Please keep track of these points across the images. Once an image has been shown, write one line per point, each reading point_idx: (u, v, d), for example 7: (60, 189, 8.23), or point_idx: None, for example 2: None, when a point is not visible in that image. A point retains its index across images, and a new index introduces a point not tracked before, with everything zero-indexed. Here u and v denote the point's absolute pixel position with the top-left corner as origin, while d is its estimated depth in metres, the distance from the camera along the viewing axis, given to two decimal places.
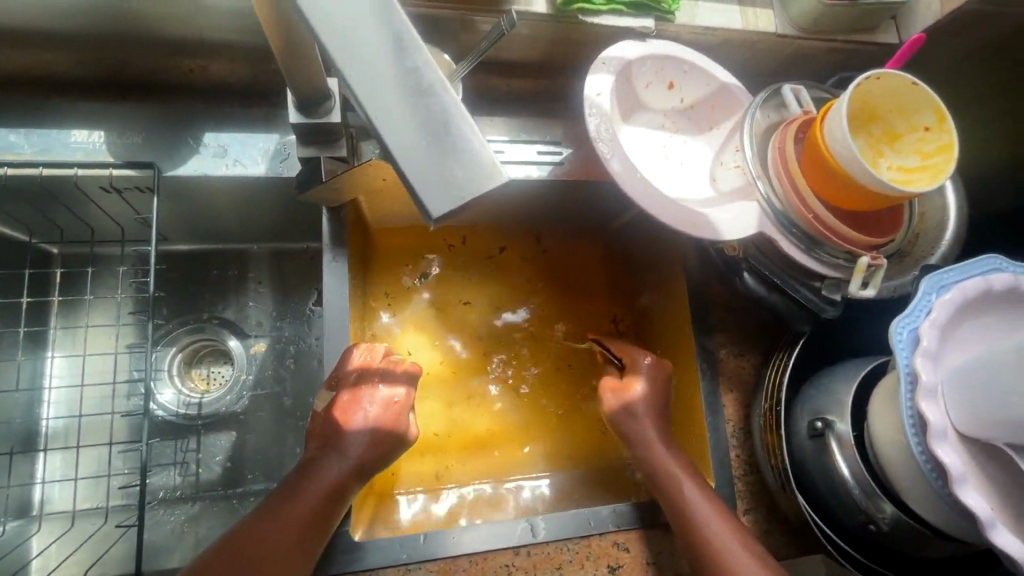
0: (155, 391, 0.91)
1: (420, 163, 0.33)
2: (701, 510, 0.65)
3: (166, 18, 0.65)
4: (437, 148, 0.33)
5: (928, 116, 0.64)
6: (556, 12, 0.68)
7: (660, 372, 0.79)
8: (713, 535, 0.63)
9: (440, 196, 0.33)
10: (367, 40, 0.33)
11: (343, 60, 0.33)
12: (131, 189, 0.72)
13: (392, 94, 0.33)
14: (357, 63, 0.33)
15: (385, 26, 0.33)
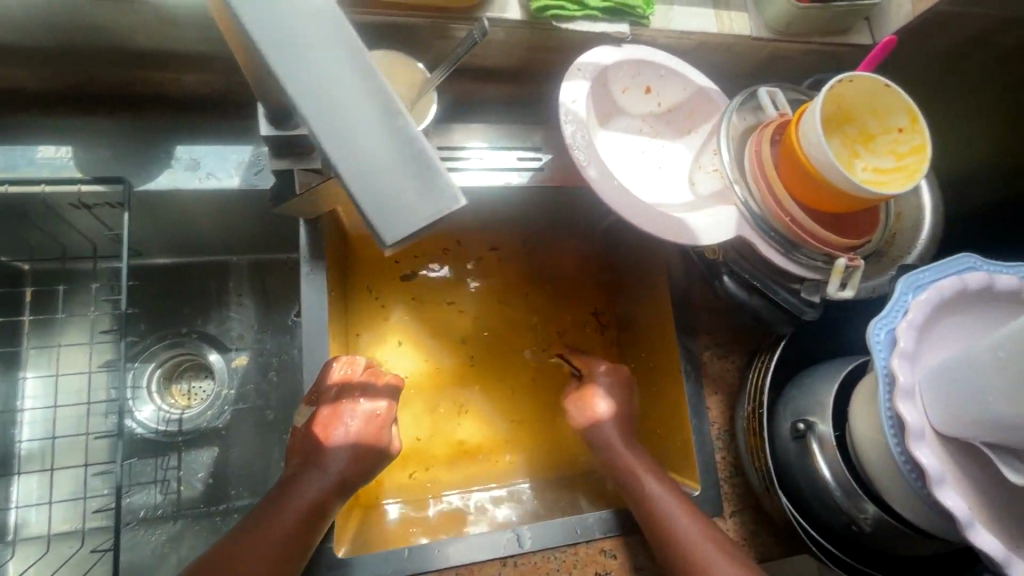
0: (134, 408, 0.89)
1: (379, 189, 0.34)
2: (670, 510, 0.65)
3: (132, 29, 0.64)
4: (395, 174, 0.34)
5: (901, 117, 0.64)
6: (532, 18, 0.67)
7: (623, 383, 0.81)
8: (684, 533, 0.63)
9: (399, 221, 0.33)
10: (326, 66, 0.34)
11: (300, 85, 0.33)
12: (102, 205, 0.70)
13: (352, 120, 0.34)
14: (315, 88, 0.33)
15: (344, 54, 0.34)
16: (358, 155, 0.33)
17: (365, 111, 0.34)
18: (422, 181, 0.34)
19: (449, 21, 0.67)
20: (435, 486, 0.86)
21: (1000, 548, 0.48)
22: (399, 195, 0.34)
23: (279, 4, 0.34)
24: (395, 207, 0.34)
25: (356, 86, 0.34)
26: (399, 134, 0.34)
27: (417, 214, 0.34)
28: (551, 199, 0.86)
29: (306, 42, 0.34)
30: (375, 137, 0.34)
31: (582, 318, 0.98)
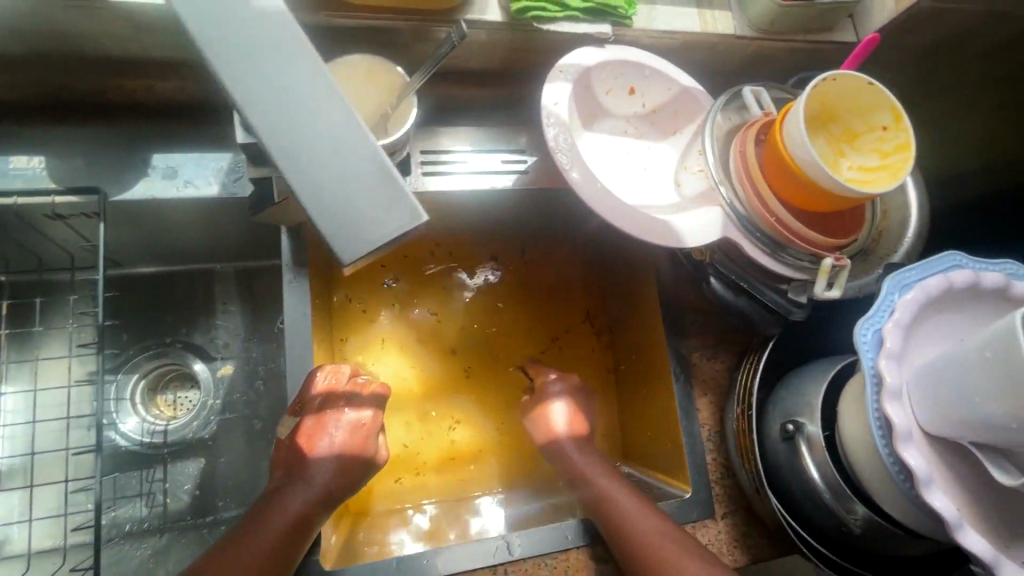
0: (117, 420, 0.88)
1: (343, 212, 0.39)
2: (629, 512, 0.66)
3: (104, 34, 0.62)
4: (362, 198, 0.39)
5: (885, 115, 0.64)
6: (512, 20, 0.67)
7: (574, 393, 0.84)
8: (647, 537, 0.63)
9: (360, 241, 0.39)
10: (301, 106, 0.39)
11: (277, 125, 0.39)
12: (77, 216, 0.69)
13: (320, 153, 0.39)
14: (291, 129, 0.39)
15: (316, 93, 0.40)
16: (327, 184, 0.39)
17: (334, 143, 0.40)
18: (384, 202, 0.40)
19: (429, 24, 0.66)
20: (426, 495, 0.85)
21: (989, 549, 0.48)
22: (363, 215, 0.39)
23: (254, 54, 0.39)
24: (358, 227, 0.39)
25: (328, 121, 0.40)
26: (363, 162, 0.40)
27: (378, 232, 0.39)
28: (537, 202, 0.85)
29: (281, 85, 0.39)
30: (342, 166, 0.39)
31: (572, 323, 0.97)
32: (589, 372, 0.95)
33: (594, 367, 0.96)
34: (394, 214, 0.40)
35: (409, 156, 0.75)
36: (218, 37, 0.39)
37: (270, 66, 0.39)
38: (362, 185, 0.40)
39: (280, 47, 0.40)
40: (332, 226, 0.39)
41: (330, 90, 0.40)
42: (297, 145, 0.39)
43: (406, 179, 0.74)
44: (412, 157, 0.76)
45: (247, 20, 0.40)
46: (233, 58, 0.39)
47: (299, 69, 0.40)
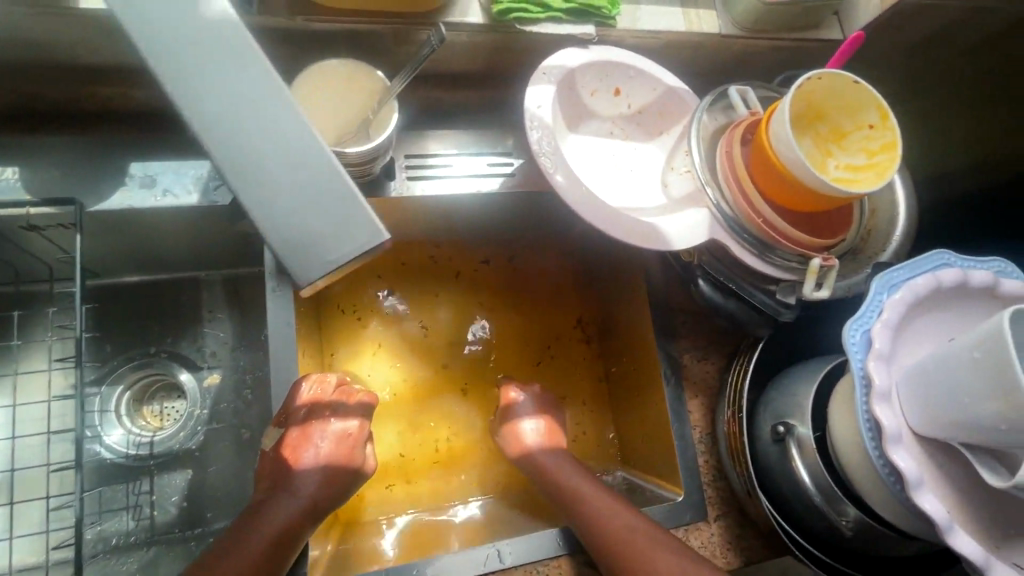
0: (102, 433, 0.86)
1: (302, 232, 0.42)
2: (600, 511, 0.67)
3: (76, 42, 0.61)
4: (321, 217, 0.43)
5: (872, 114, 0.63)
6: (493, 22, 0.66)
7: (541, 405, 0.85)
8: (630, 546, 0.62)
9: (315, 261, 0.43)
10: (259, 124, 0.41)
11: (235, 139, 0.41)
12: (54, 227, 0.68)
13: (275, 172, 0.42)
14: (249, 143, 0.41)
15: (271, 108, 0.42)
16: (286, 203, 0.42)
17: (293, 163, 0.42)
18: (344, 220, 0.43)
19: (409, 27, 0.65)
20: (419, 503, 0.84)
21: (980, 551, 0.48)
22: (323, 235, 0.42)
23: (210, 70, 0.41)
24: (317, 246, 0.43)
25: (286, 140, 0.42)
26: (320, 182, 0.42)
27: (338, 251, 0.43)
28: (524, 206, 0.85)
29: (239, 101, 0.41)
30: (301, 186, 0.42)
31: (562, 327, 0.97)
32: (580, 377, 0.95)
33: (586, 372, 0.95)
34: (354, 233, 0.43)
35: (394, 160, 0.75)
36: (173, 54, 0.40)
37: (227, 85, 0.41)
38: (322, 204, 0.42)
39: (237, 65, 0.41)
40: (294, 245, 0.42)
41: (288, 108, 0.42)
42: (255, 166, 0.41)
43: (391, 184, 0.74)
44: (396, 162, 0.75)
45: (202, 38, 0.41)
46: (187, 75, 0.40)
47: (257, 88, 0.41)
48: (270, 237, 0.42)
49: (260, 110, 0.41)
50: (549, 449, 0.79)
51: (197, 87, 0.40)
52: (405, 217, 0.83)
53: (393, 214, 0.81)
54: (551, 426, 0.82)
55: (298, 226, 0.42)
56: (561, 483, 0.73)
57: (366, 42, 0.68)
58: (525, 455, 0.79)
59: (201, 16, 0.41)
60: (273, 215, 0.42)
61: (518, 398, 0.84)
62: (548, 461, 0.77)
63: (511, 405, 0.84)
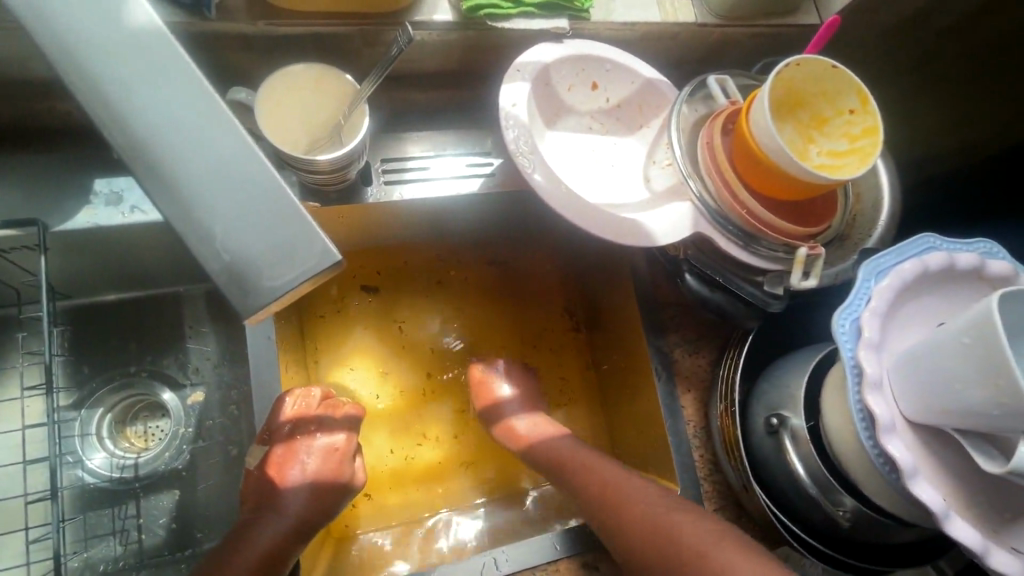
0: (84, 457, 0.84)
1: (248, 254, 0.35)
2: (603, 512, 0.65)
3: (28, 55, 0.59)
4: (267, 239, 0.36)
5: (852, 99, 0.62)
6: (464, 19, 0.64)
7: (531, 398, 0.85)
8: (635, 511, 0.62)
9: (262, 289, 0.36)
10: (193, 139, 0.35)
11: (170, 159, 0.35)
12: (18, 249, 0.66)
13: (212, 192, 0.35)
14: (183, 157, 0.35)
15: (208, 122, 0.36)
16: (223, 221, 0.35)
17: (231, 176, 0.36)
18: (292, 238, 0.36)
19: (377, 28, 0.63)
20: (413, 509, 0.83)
21: (977, 538, 0.47)
22: (266, 257, 0.35)
23: (133, 85, 0.35)
24: (260, 269, 0.35)
25: (223, 150, 0.36)
26: (263, 199, 0.36)
27: (284, 275, 0.36)
28: (506, 206, 0.83)
29: (169, 117, 0.35)
30: (241, 203, 0.36)
31: (551, 327, 0.96)
32: (571, 377, 0.94)
33: (575, 372, 0.94)
34: (304, 253, 0.36)
35: (371, 166, 0.73)
36: (88, 59, 0.35)
37: (153, 91, 0.35)
38: (265, 222, 0.36)
39: (163, 67, 0.36)
40: (235, 271, 0.35)
41: (224, 120, 0.36)
42: (186, 180, 0.35)
43: (368, 189, 0.72)
44: (373, 167, 0.73)
45: (123, 41, 0.35)
46: (109, 84, 0.35)
47: (187, 91, 0.36)
48: (204, 261, 0.35)
49: (191, 119, 0.36)
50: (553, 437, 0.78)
51: (118, 95, 0.35)
52: (384, 222, 0.81)
53: (373, 219, 0.79)
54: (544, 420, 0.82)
55: (238, 246, 0.35)
56: (574, 467, 0.72)
57: (334, 45, 0.66)
58: (529, 448, 0.78)
59: (123, 16, 0.35)
60: (211, 237, 0.35)
61: (506, 395, 0.84)
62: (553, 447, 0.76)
63: (500, 400, 0.83)
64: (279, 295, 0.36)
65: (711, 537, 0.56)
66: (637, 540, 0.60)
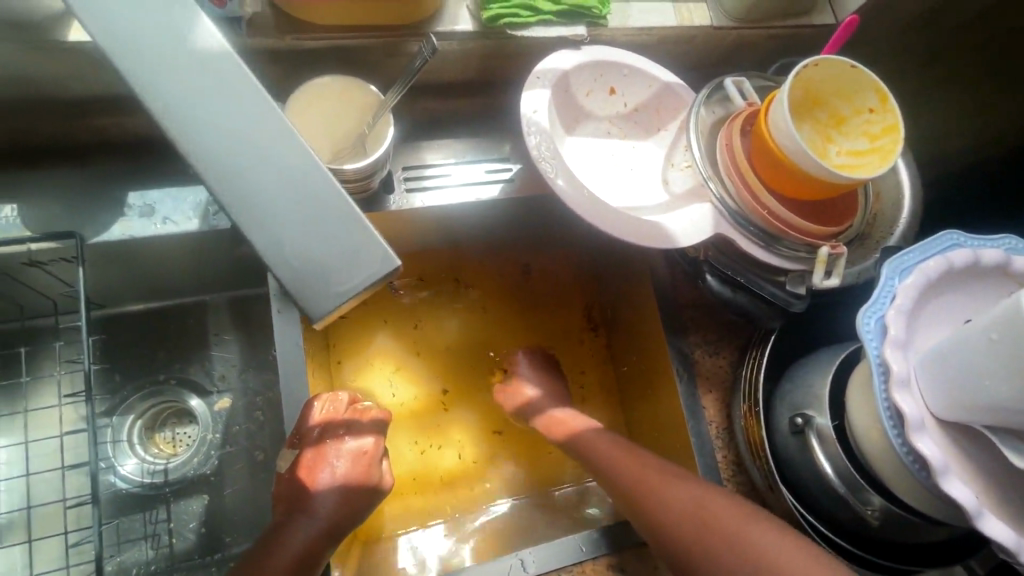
0: (116, 463, 0.85)
1: (308, 259, 0.34)
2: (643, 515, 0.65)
3: (68, 74, 0.62)
4: (324, 245, 0.34)
5: (871, 97, 0.62)
6: (484, 28, 0.65)
7: (560, 393, 0.86)
8: (673, 496, 0.63)
9: (323, 296, 0.34)
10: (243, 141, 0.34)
11: (218, 161, 0.34)
12: (56, 261, 0.68)
13: (263, 198, 0.34)
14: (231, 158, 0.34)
15: (257, 121, 0.34)
16: (280, 229, 0.34)
17: (283, 180, 0.34)
18: (351, 243, 0.34)
19: (400, 40, 0.65)
20: (440, 510, 0.84)
21: (1011, 535, 0.47)
22: (328, 262, 0.34)
23: (184, 83, 0.34)
24: (321, 278, 0.34)
25: (273, 153, 0.34)
26: (317, 203, 0.34)
27: (346, 282, 0.34)
28: (525, 209, 0.84)
29: (219, 116, 0.34)
30: (295, 208, 0.34)
31: (570, 330, 0.97)
32: (592, 378, 0.95)
33: (595, 371, 0.95)
34: (364, 258, 0.34)
35: (393, 173, 0.74)
36: (139, 58, 0.34)
37: (206, 95, 0.34)
38: (320, 226, 0.34)
39: (212, 71, 0.34)
40: (297, 281, 0.34)
41: (273, 122, 0.35)
42: (235, 189, 0.34)
43: (390, 197, 0.73)
44: (395, 174, 0.74)
45: (173, 45, 0.34)
46: (163, 92, 0.34)
47: (236, 94, 0.35)
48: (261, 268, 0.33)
49: (241, 119, 0.34)
50: (590, 428, 0.78)
51: (168, 98, 0.34)
52: (406, 229, 0.82)
53: (395, 227, 0.80)
54: (573, 410, 0.82)
55: (296, 251, 0.34)
56: (604, 464, 0.72)
57: (357, 57, 0.68)
58: (568, 438, 0.78)
59: (171, 21, 0.35)
60: (267, 244, 0.34)
61: (531, 392, 0.84)
62: (587, 436, 0.76)
63: (529, 395, 0.84)
64: (344, 301, 0.34)
65: (751, 522, 0.58)
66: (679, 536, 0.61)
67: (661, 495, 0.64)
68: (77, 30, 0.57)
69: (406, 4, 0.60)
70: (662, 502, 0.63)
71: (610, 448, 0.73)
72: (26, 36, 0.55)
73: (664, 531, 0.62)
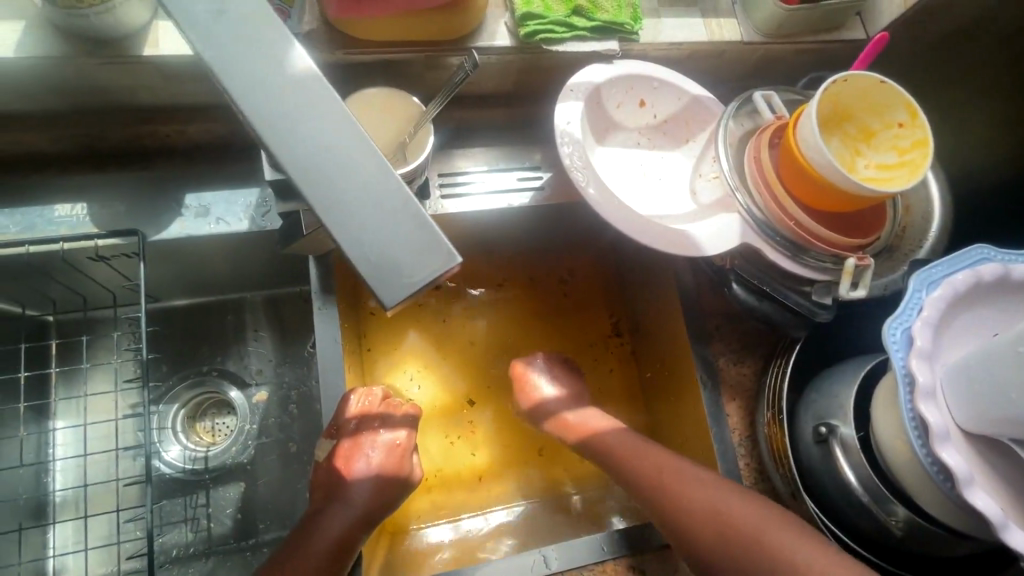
0: (161, 449, 0.90)
1: (370, 247, 0.31)
2: (665, 506, 0.66)
3: (137, 84, 0.67)
4: (385, 233, 0.31)
5: (900, 112, 0.63)
6: (521, 44, 0.69)
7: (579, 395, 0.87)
8: (705, 496, 0.64)
9: (385, 288, 0.31)
10: (300, 125, 0.32)
11: (271, 142, 0.31)
12: (119, 256, 0.74)
13: (319, 184, 0.31)
14: (289, 140, 0.31)
15: (313, 105, 0.32)
16: (342, 215, 0.31)
17: (339, 167, 0.31)
18: (411, 237, 0.31)
19: (441, 54, 0.68)
20: (468, 506, 0.86)
21: None
22: (393, 253, 0.31)
23: (234, 60, 0.32)
24: (386, 271, 0.31)
25: (329, 138, 0.32)
26: (377, 194, 0.31)
27: (412, 275, 0.31)
28: (555, 216, 0.86)
29: (270, 96, 0.32)
30: (353, 195, 0.31)
31: (594, 335, 0.99)
32: (617, 383, 0.96)
33: (621, 378, 0.97)
34: (426, 253, 0.31)
35: (428, 179, 0.78)
36: (188, 31, 0.32)
37: (258, 72, 0.32)
38: (381, 216, 0.31)
39: (267, 51, 0.32)
40: (363, 275, 0.30)
41: (329, 106, 0.32)
42: (291, 173, 0.31)
43: (425, 203, 0.76)
44: (431, 180, 0.78)
45: (222, 20, 0.32)
46: (214, 68, 0.32)
47: (295, 82, 0.32)
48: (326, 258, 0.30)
49: (293, 102, 0.32)
50: (614, 430, 0.79)
51: (222, 75, 0.32)
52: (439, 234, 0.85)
53: None
54: (593, 411, 0.83)
55: (357, 241, 0.31)
56: (630, 460, 0.73)
57: (400, 70, 0.72)
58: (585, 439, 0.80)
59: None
60: (331, 236, 0.31)
61: (550, 394, 0.85)
62: (605, 434, 0.78)
63: (547, 396, 0.85)
64: (409, 296, 0.31)
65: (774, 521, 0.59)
66: (699, 527, 0.62)
67: (685, 493, 0.65)
68: (150, 45, 0.62)
69: (450, 21, 0.64)
70: (685, 502, 0.64)
71: (630, 450, 0.74)
72: (107, 51, 0.60)
73: (688, 539, 0.63)
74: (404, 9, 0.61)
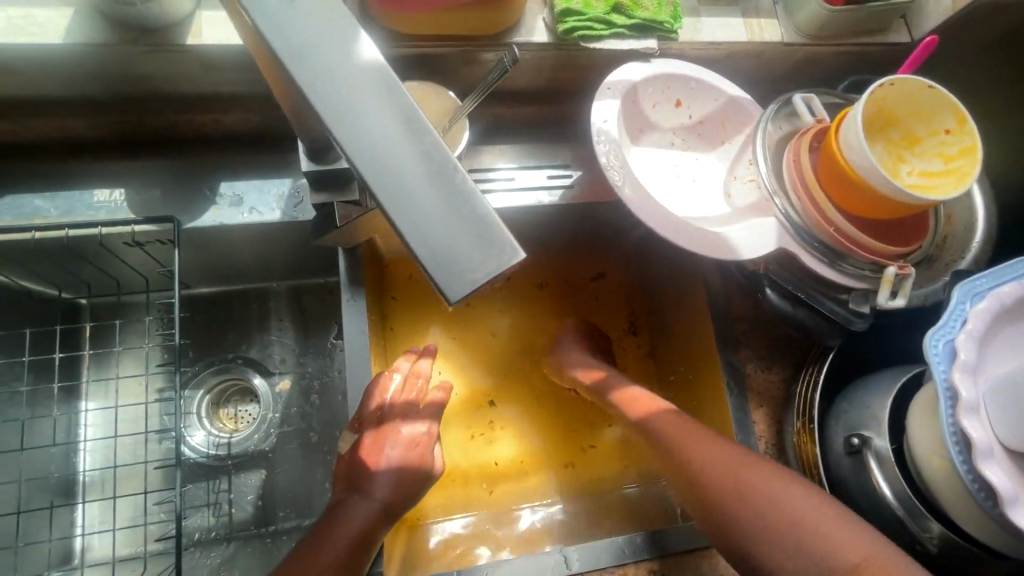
0: (186, 433, 0.91)
1: (435, 240, 0.31)
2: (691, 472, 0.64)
3: (177, 72, 0.68)
4: (452, 227, 0.31)
5: (948, 118, 0.62)
6: (559, 40, 0.68)
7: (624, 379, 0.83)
8: (743, 481, 0.60)
9: (450, 283, 0.30)
10: (368, 116, 0.32)
11: (337, 131, 0.31)
12: (153, 242, 0.75)
13: (386, 175, 0.31)
14: (354, 130, 0.31)
15: (380, 95, 0.32)
16: (409, 208, 0.31)
17: (405, 159, 0.31)
18: (476, 231, 0.31)
19: (477, 49, 0.68)
20: (482, 504, 0.86)
21: None
22: (457, 248, 0.31)
23: (300, 49, 0.32)
24: (450, 267, 0.30)
25: (396, 130, 0.32)
26: (443, 188, 0.31)
27: (477, 272, 0.31)
28: (584, 214, 0.85)
29: (337, 85, 0.32)
30: (420, 188, 0.31)
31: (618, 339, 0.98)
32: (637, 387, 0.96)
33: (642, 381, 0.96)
34: (490, 249, 0.31)
35: None
36: (257, 20, 0.32)
37: (325, 60, 0.32)
38: (447, 210, 0.31)
39: (337, 40, 0.32)
40: (428, 270, 0.30)
41: (394, 97, 0.32)
42: (356, 165, 0.31)
43: None
44: None
45: (290, 9, 0.32)
46: (281, 54, 0.32)
47: (362, 72, 0.32)
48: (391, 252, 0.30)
49: (359, 92, 0.32)
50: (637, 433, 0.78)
51: (290, 63, 0.32)
52: None
53: None
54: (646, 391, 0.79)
55: (422, 234, 0.31)
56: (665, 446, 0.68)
57: (435, 64, 0.72)
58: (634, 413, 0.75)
59: None
60: (397, 230, 0.31)
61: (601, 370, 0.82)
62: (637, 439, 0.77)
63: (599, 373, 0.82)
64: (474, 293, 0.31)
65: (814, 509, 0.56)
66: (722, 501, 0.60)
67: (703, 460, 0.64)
68: (194, 34, 0.62)
69: (489, 16, 0.64)
70: (701, 473, 0.63)
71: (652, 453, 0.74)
72: (151, 39, 0.61)
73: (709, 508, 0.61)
74: (444, 3, 0.61)
